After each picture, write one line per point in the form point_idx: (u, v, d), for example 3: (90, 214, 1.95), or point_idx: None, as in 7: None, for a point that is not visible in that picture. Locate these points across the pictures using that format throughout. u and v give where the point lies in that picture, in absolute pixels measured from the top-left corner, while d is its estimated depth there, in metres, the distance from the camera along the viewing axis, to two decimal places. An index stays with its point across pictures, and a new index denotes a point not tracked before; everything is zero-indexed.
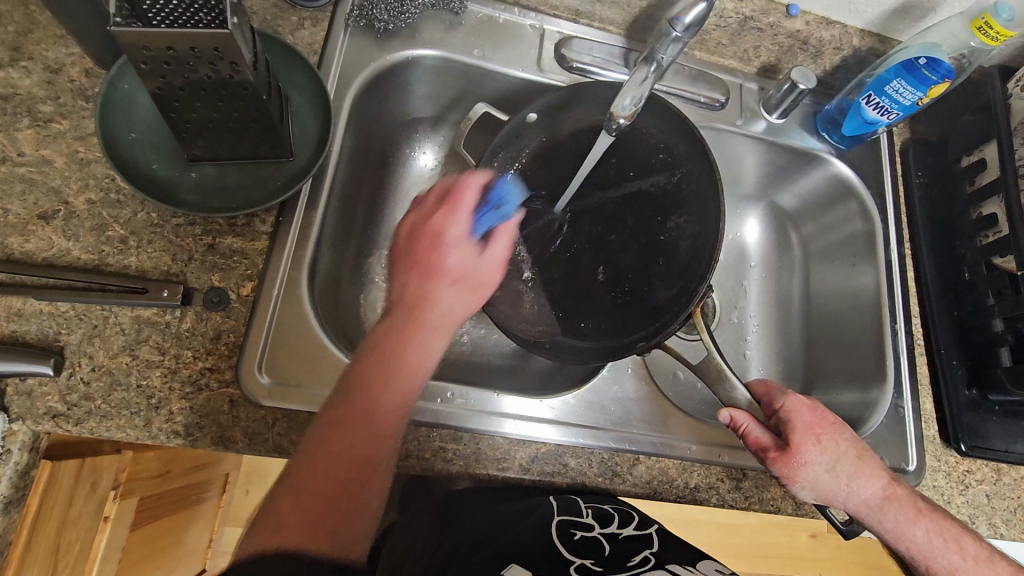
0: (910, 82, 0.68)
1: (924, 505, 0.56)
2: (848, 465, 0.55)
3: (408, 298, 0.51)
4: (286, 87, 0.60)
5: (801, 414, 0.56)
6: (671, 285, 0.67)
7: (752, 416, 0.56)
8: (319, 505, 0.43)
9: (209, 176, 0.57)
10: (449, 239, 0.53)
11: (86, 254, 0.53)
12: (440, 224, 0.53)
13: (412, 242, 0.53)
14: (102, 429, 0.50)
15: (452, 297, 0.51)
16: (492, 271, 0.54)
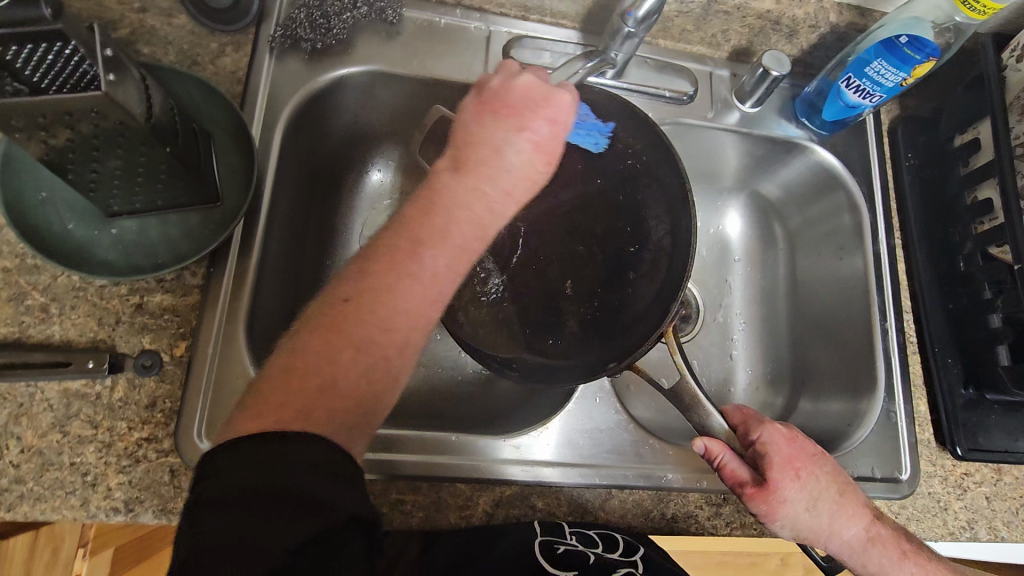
0: (891, 63, 0.61)
1: (909, 547, 0.54)
2: (829, 502, 0.53)
3: (502, 161, 0.46)
4: (207, 125, 0.56)
5: (782, 447, 0.54)
6: (637, 294, 0.63)
7: (729, 446, 0.54)
8: (371, 374, 0.40)
9: (131, 232, 0.54)
10: (562, 114, 0.48)
11: (5, 326, 0.50)
12: (561, 95, 0.48)
13: (531, 98, 0.48)
14: (37, 513, 0.48)
15: (535, 171, 0.47)
16: None
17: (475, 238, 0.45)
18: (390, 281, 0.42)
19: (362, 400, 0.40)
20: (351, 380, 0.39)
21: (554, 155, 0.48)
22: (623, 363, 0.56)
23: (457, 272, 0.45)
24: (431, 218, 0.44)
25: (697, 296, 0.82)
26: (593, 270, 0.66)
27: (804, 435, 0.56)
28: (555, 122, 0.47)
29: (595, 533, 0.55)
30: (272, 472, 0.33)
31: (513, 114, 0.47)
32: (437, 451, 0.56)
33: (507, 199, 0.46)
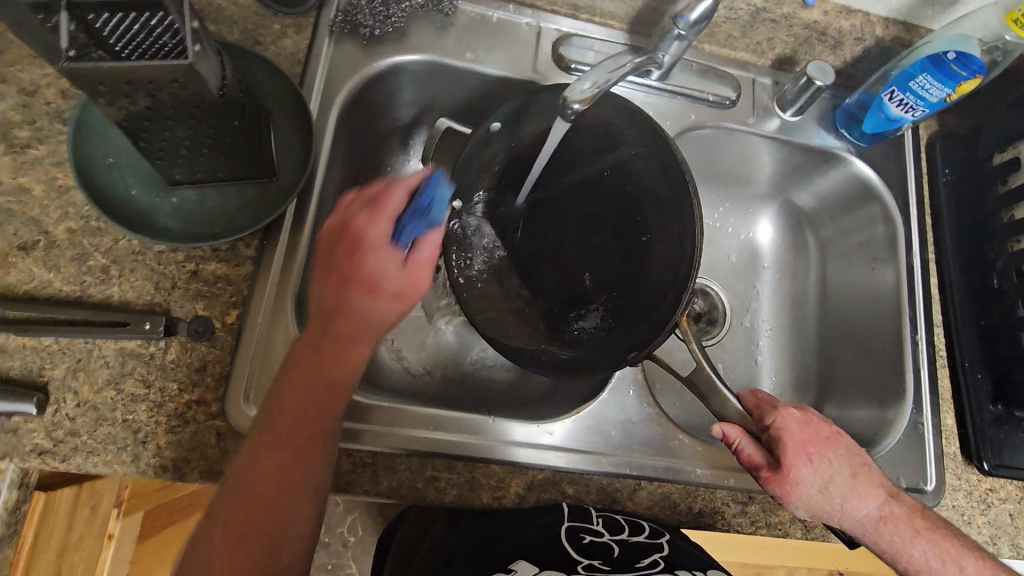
0: (937, 78, 0.62)
1: (923, 526, 0.54)
2: (842, 484, 0.54)
3: (325, 309, 0.49)
4: (270, 103, 0.58)
5: (795, 431, 0.54)
6: (652, 284, 0.61)
7: (744, 432, 0.55)
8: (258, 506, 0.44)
9: (191, 201, 0.56)
10: (364, 246, 0.49)
11: (68, 285, 0.52)
12: (363, 228, 0.49)
13: (348, 236, 0.49)
14: (90, 465, 0.50)
15: (371, 305, 0.49)
16: (418, 276, 0.50)
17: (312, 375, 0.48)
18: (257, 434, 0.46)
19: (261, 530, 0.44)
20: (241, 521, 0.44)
21: (373, 285, 0.49)
22: (642, 351, 0.56)
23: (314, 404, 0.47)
24: (336, 335, 0.48)
25: (725, 299, 0.83)
26: (612, 266, 0.66)
27: (819, 416, 0.56)
28: (368, 258, 0.49)
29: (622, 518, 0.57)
30: None
31: (347, 258, 0.49)
32: (460, 429, 0.57)
33: (358, 321, 0.49)
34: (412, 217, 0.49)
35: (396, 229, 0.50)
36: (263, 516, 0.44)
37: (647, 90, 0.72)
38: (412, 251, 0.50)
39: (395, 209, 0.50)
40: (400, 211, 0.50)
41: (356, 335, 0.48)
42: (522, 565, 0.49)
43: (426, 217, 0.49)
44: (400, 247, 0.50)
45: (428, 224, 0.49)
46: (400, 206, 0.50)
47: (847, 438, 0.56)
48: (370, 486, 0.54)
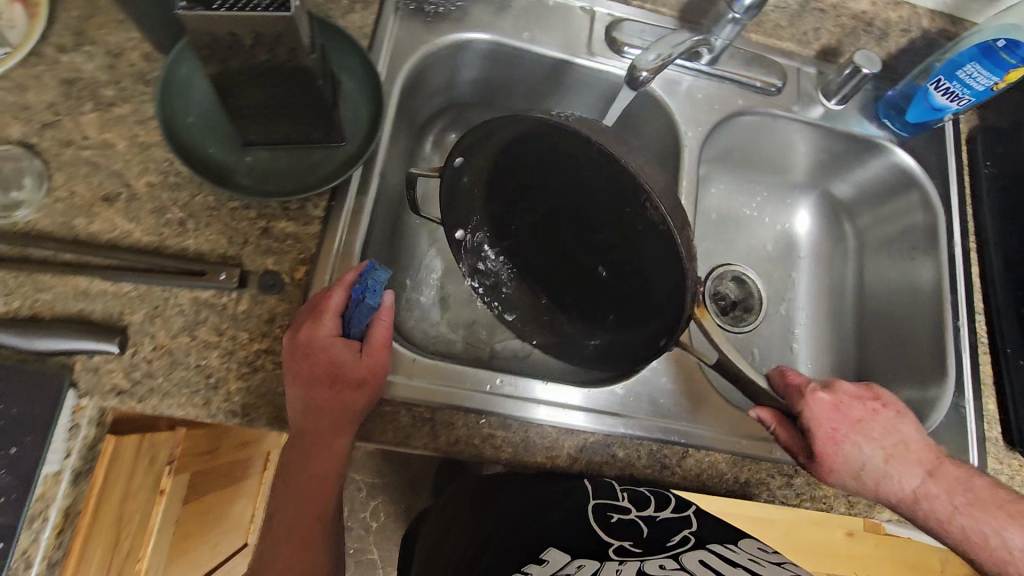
0: (985, 67, 0.64)
1: (962, 503, 0.53)
2: (875, 465, 0.55)
3: (300, 408, 0.50)
4: (341, 73, 0.60)
5: (825, 418, 0.54)
6: (667, 270, 0.46)
7: (780, 416, 0.56)
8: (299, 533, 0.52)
9: (263, 161, 0.58)
10: (320, 346, 0.50)
11: (147, 235, 0.54)
12: (312, 334, 0.50)
13: (297, 347, 0.50)
14: (164, 407, 0.51)
15: (342, 396, 0.51)
16: (376, 360, 0.52)
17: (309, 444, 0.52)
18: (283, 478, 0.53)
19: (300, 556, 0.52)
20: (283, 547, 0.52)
21: (336, 375, 0.50)
22: (672, 339, 0.47)
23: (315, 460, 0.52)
24: (323, 416, 0.51)
25: (763, 287, 0.84)
26: (625, 250, 0.50)
27: (849, 398, 0.56)
28: (326, 355, 0.50)
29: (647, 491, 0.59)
30: None
31: (303, 363, 0.50)
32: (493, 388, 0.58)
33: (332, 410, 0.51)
34: (355, 309, 0.52)
35: (344, 323, 0.53)
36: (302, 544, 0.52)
37: (696, 74, 0.74)
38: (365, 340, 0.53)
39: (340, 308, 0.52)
40: (342, 308, 0.52)
41: (336, 419, 0.51)
42: (552, 554, 0.50)
43: (370, 304, 0.52)
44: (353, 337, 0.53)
45: (370, 311, 0.52)
46: (341, 302, 0.52)
47: (883, 417, 0.57)
48: (429, 441, 0.55)
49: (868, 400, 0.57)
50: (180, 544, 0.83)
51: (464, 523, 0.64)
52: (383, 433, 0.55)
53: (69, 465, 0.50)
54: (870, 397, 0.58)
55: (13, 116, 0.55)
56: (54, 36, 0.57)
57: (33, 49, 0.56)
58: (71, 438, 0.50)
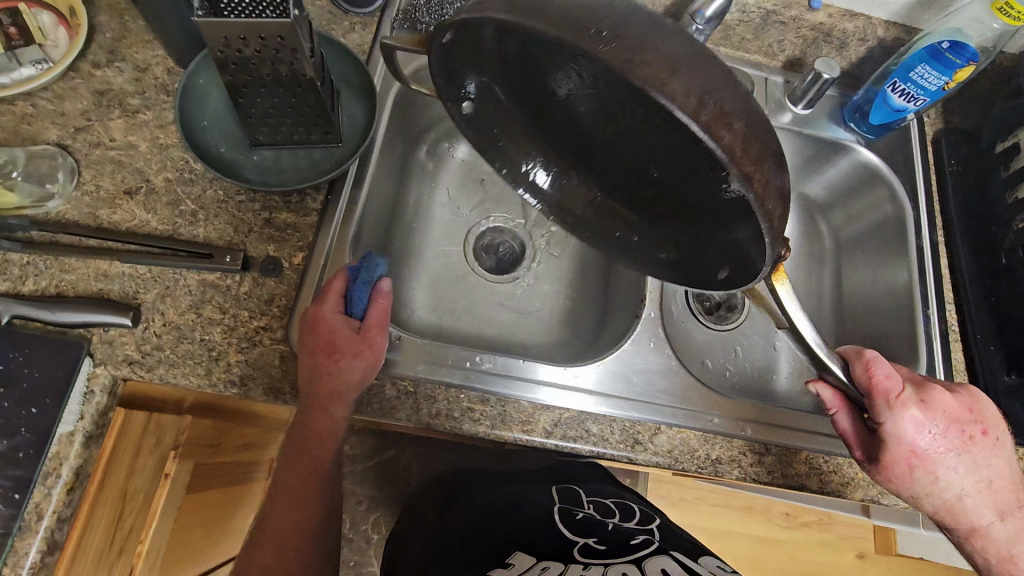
0: (936, 68, 0.69)
1: (1020, 552, 0.56)
2: (948, 492, 0.56)
3: (306, 382, 0.55)
4: (339, 82, 0.67)
5: (911, 436, 0.54)
6: (727, 230, 0.44)
7: (842, 404, 0.59)
8: (300, 488, 0.56)
9: (269, 160, 0.64)
10: (325, 321, 0.55)
11: (162, 225, 0.61)
12: (316, 311, 0.55)
13: (306, 322, 0.55)
14: (170, 376, 0.56)
15: (343, 369, 0.54)
16: (374, 335, 0.56)
17: (315, 408, 0.55)
18: (289, 438, 0.57)
19: (300, 513, 0.56)
20: (281, 501, 0.56)
21: (334, 345, 0.54)
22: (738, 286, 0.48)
23: (320, 421, 0.56)
24: (317, 393, 0.54)
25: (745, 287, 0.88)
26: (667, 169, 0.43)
27: (943, 422, 0.55)
28: (328, 328, 0.55)
29: (613, 505, 0.73)
30: (277, 542, 0.55)
31: (310, 337, 0.55)
32: (473, 364, 0.62)
33: (331, 391, 0.55)
34: (357, 287, 0.56)
35: (347, 303, 0.57)
36: (303, 500, 0.56)
37: None
38: (363, 318, 0.56)
39: (344, 290, 0.57)
40: (344, 290, 0.57)
41: (333, 399, 0.55)
42: (518, 557, 0.56)
43: (369, 280, 0.57)
44: (354, 315, 0.57)
45: (371, 288, 0.57)
46: (343, 286, 0.57)
47: (980, 445, 0.56)
48: (411, 413, 0.59)
49: (969, 426, 0.56)
50: (183, 533, 0.86)
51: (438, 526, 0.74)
52: (368, 404, 0.59)
53: (82, 427, 0.54)
54: (973, 421, 0.56)
55: (51, 121, 0.62)
56: (90, 54, 0.65)
57: (70, 64, 0.64)
58: (85, 403, 0.54)
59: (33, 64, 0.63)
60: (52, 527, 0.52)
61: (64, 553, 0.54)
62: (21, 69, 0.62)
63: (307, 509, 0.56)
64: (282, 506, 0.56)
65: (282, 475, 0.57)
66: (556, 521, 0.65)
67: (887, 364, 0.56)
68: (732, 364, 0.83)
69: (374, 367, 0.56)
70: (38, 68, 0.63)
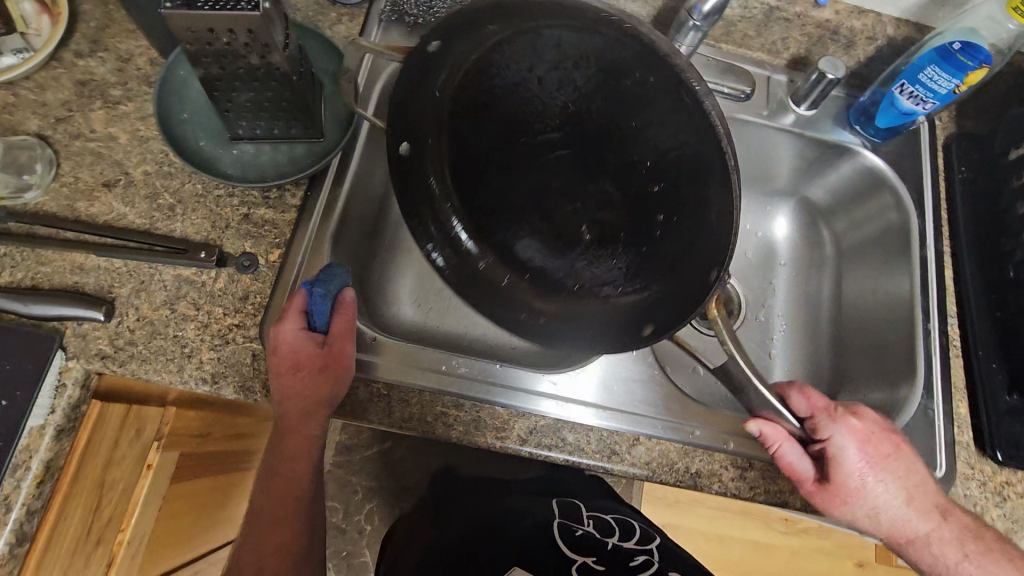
0: (946, 70, 0.65)
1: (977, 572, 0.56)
2: (897, 508, 0.56)
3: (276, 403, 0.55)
4: (322, 76, 0.66)
5: (851, 453, 0.55)
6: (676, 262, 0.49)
7: (784, 437, 0.55)
8: (280, 509, 0.56)
9: (248, 154, 0.63)
10: (285, 341, 0.53)
11: (139, 218, 0.60)
12: (276, 331, 0.54)
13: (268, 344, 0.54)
14: (142, 372, 0.56)
15: (309, 387, 0.54)
16: (338, 349, 0.55)
17: (291, 425, 0.55)
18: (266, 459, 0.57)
19: (281, 534, 0.55)
20: (261, 523, 0.55)
21: (299, 364, 0.53)
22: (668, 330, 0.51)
23: (296, 438, 0.56)
24: (288, 413, 0.55)
25: (743, 292, 0.85)
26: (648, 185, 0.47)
27: (876, 435, 0.56)
28: (290, 348, 0.53)
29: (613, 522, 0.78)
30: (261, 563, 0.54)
31: (274, 358, 0.54)
32: (447, 367, 0.60)
33: (301, 409, 0.54)
34: (315, 301, 0.54)
35: (308, 317, 0.55)
36: (285, 520, 0.56)
37: None
38: (328, 331, 0.55)
39: (303, 306, 0.55)
40: (304, 307, 0.55)
41: (306, 415, 0.55)
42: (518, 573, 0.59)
43: (330, 289, 0.55)
44: (317, 329, 0.55)
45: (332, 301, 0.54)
46: (300, 301, 0.55)
47: (909, 454, 0.57)
48: (383, 416, 0.58)
49: (897, 437, 0.58)
50: (167, 523, 0.84)
51: (443, 528, 0.78)
52: (339, 405, 0.58)
53: (54, 421, 0.54)
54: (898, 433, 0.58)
55: (32, 112, 0.62)
56: (73, 43, 0.65)
57: (53, 53, 0.64)
58: (57, 396, 0.55)
59: (14, 53, 0.62)
60: (21, 519, 0.53)
61: (34, 545, 0.55)
62: (2, 58, 0.62)
63: (289, 527, 0.56)
64: (262, 528, 0.55)
65: (260, 496, 0.57)
66: (560, 533, 0.70)
67: (811, 389, 0.59)
68: None
69: (342, 382, 0.55)
70: (19, 57, 0.62)
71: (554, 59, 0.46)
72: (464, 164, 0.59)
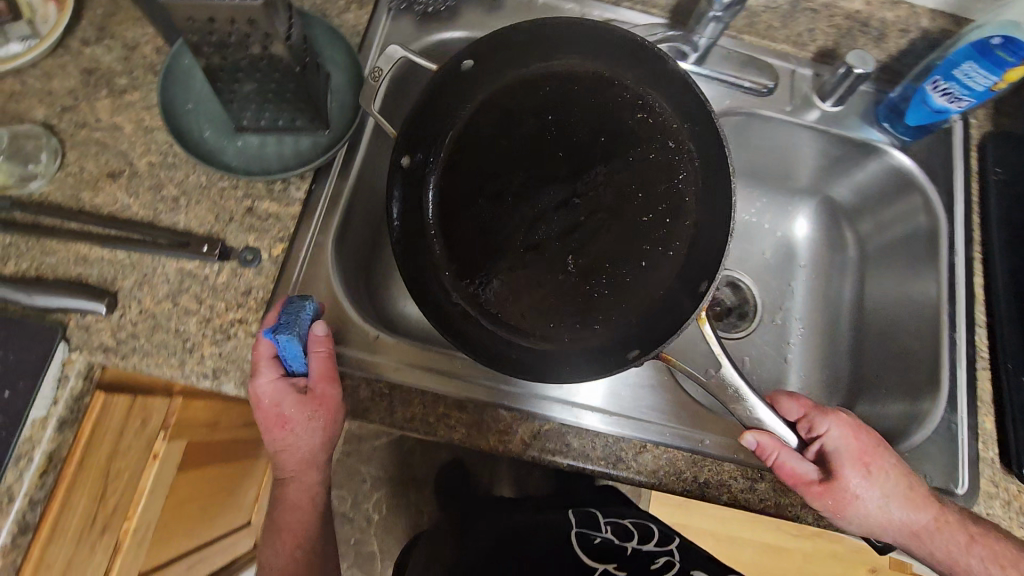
0: (983, 65, 0.62)
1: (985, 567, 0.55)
2: (904, 504, 0.55)
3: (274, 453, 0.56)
4: (329, 65, 0.64)
5: (844, 447, 0.56)
6: (653, 282, 0.61)
7: (778, 442, 0.56)
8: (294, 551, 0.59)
9: (253, 145, 0.62)
10: (265, 395, 0.53)
11: (143, 210, 0.60)
12: (254, 387, 0.53)
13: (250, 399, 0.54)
14: (143, 365, 0.56)
15: (300, 437, 0.54)
16: (319, 394, 0.53)
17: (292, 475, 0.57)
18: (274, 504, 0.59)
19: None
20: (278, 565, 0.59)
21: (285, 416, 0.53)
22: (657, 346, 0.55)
23: (301, 486, 0.57)
24: (287, 462, 0.56)
25: (759, 293, 0.83)
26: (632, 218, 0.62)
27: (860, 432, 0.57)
28: (271, 401, 0.53)
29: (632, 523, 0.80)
30: None
31: (259, 413, 0.54)
32: (449, 365, 0.59)
33: (299, 458, 0.56)
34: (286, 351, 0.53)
35: (285, 365, 0.54)
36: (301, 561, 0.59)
37: None
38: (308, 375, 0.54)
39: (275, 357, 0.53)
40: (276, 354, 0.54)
41: (306, 464, 0.56)
42: None
43: (297, 328, 0.52)
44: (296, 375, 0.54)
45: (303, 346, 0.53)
46: (272, 350, 0.53)
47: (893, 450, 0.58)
48: (385, 416, 0.57)
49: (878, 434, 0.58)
50: (175, 510, 0.84)
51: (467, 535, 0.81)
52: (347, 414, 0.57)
53: (56, 413, 0.54)
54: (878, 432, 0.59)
55: (39, 100, 0.61)
56: (80, 30, 0.64)
57: (59, 41, 0.63)
58: (60, 387, 0.55)
59: (20, 40, 0.62)
60: (22, 510, 0.53)
61: (38, 535, 0.55)
62: (9, 45, 0.61)
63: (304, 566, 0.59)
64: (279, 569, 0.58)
65: (273, 540, 0.59)
66: (581, 540, 0.72)
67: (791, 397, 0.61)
68: None
69: (331, 426, 0.55)
70: (25, 43, 0.62)
71: (579, 121, 0.63)
72: (474, 183, 0.64)
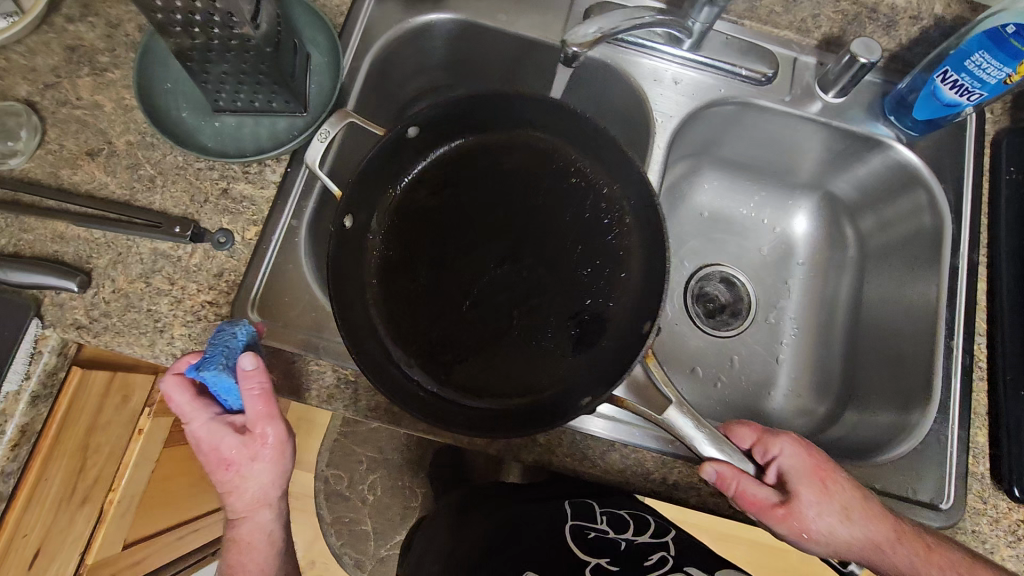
0: (997, 57, 0.58)
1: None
2: (867, 520, 0.54)
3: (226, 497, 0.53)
4: (309, 46, 0.63)
5: (799, 466, 0.54)
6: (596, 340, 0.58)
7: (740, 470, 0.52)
8: None
9: (229, 126, 0.62)
10: (204, 436, 0.51)
11: (120, 189, 0.60)
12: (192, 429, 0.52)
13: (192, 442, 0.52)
14: (114, 344, 0.56)
15: (252, 476, 0.52)
16: (258, 430, 0.51)
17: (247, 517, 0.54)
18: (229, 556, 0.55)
19: None
20: None
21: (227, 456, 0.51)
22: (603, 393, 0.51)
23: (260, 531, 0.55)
24: (240, 506, 0.53)
25: (752, 290, 0.80)
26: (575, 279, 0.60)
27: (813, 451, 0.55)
28: (210, 443, 0.51)
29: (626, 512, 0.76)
30: None
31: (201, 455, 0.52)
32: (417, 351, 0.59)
33: (254, 499, 0.53)
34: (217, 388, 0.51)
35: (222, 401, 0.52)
36: None
37: (679, 62, 0.70)
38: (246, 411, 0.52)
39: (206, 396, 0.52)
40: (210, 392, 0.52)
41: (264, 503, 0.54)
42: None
43: (225, 361, 0.50)
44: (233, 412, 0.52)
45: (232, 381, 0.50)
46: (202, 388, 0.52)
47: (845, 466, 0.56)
48: (350, 403, 0.57)
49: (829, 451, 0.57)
50: (163, 484, 0.87)
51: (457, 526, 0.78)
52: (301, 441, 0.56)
53: (30, 386, 0.56)
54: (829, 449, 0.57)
55: (22, 77, 0.62)
56: (65, 8, 0.64)
57: (43, 17, 0.63)
58: (34, 362, 0.56)
59: (5, 18, 0.62)
60: None
61: (13, 505, 0.58)
62: None
63: None
64: None
65: None
66: (570, 534, 0.69)
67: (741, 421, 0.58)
68: (725, 374, 0.76)
69: (281, 458, 0.53)
70: (10, 21, 0.62)
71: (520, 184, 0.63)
72: (410, 240, 0.62)
